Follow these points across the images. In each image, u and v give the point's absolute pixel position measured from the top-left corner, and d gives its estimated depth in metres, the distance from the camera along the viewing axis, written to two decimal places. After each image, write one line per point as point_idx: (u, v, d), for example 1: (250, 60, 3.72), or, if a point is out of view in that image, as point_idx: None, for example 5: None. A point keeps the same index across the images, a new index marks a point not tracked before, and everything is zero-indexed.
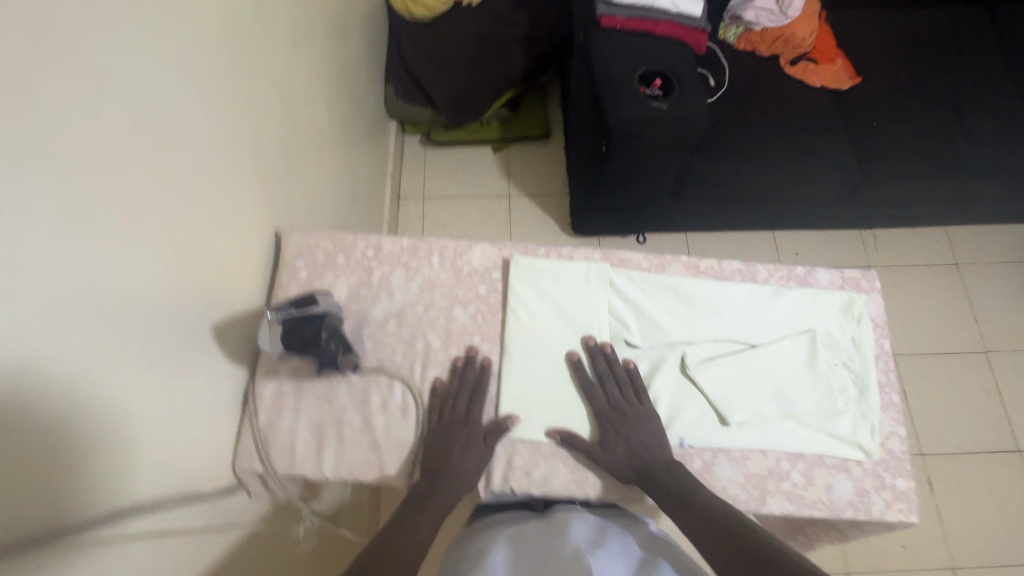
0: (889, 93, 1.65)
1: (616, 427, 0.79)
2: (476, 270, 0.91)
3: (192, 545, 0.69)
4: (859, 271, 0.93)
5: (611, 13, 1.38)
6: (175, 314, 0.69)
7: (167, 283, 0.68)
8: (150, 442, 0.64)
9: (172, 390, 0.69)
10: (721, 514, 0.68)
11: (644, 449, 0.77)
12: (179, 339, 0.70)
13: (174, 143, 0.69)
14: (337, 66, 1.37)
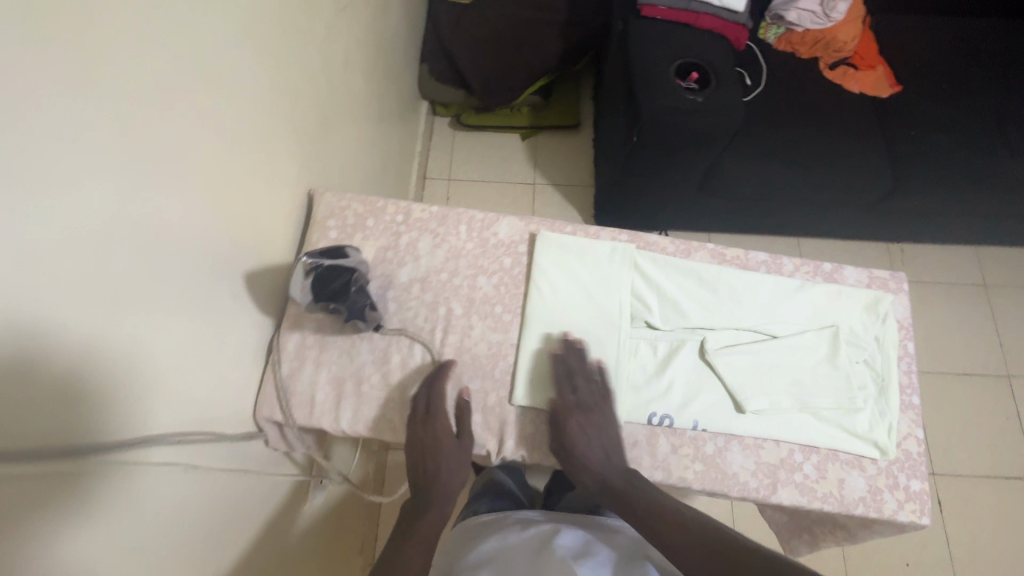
0: (929, 103, 1.62)
1: (575, 435, 0.78)
2: (502, 242, 0.92)
3: (190, 482, 0.68)
4: (887, 272, 0.92)
5: (653, 3, 1.38)
6: (206, 257, 0.71)
7: (201, 227, 0.69)
8: (160, 371, 0.63)
9: (197, 331, 0.70)
10: (687, 524, 0.70)
11: (600, 458, 0.78)
12: (210, 282, 0.72)
13: (215, 90, 0.70)
14: (376, 39, 1.39)
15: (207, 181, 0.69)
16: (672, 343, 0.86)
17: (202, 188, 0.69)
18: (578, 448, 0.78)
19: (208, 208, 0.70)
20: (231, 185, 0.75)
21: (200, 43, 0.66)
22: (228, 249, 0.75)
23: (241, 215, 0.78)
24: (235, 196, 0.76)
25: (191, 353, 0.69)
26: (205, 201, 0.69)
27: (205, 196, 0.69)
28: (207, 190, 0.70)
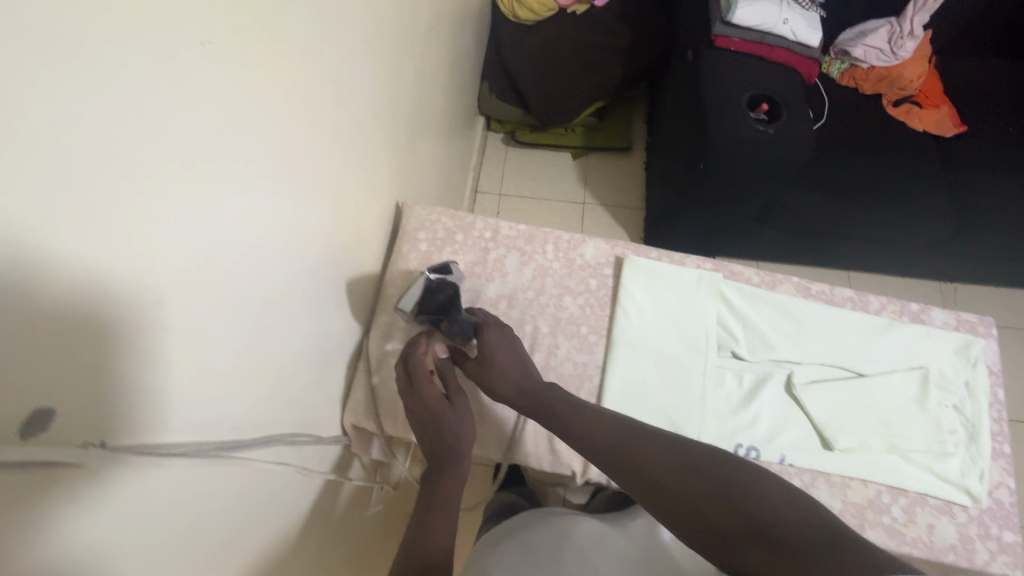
0: (996, 145, 1.60)
1: (486, 350, 0.76)
2: (588, 264, 0.93)
3: (263, 487, 0.63)
4: (975, 316, 0.91)
5: (727, 34, 1.39)
6: (313, 262, 0.73)
7: (313, 233, 0.71)
8: (251, 368, 0.59)
9: (300, 334, 0.72)
10: (600, 429, 0.69)
11: (516, 369, 0.76)
12: (313, 286, 0.74)
13: (332, 102, 0.72)
14: (452, 56, 1.43)
15: (320, 189, 0.72)
16: (759, 375, 0.86)
17: (316, 195, 0.71)
18: (494, 362, 0.76)
19: (318, 216, 0.72)
20: (338, 193, 0.78)
21: (328, 58, 0.68)
22: (329, 254, 0.78)
23: (342, 223, 0.80)
24: (339, 204, 0.78)
25: (294, 354, 0.70)
26: (317, 209, 0.72)
27: (318, 204, 0.72)
28: (319, 197, 0.72)
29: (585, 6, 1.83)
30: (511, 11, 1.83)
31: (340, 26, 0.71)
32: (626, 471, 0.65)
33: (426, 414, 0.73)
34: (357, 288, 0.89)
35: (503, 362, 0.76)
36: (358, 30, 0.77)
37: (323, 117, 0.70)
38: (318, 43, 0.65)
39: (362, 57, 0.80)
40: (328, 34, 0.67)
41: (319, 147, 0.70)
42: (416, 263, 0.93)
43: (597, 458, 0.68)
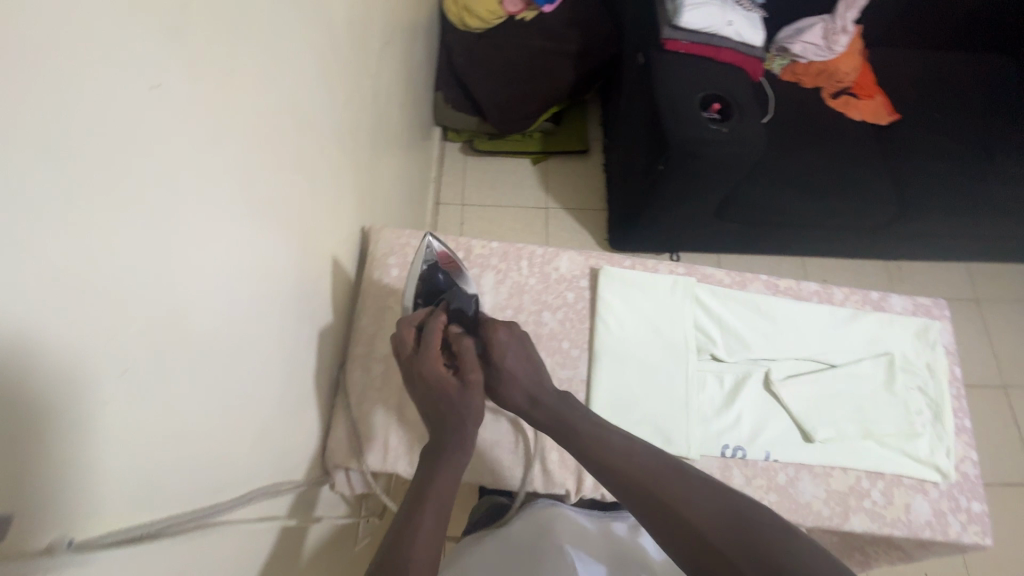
0: (926, 131, 1.71)
1: (497, 349, 0.76)
2: (564, 277, 0.93)
3: (237, 546, 0.59)
4: (929, 299, 0.96)
5: (675, 37, 1.42)
6: (282, 300, 0.69)
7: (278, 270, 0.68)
8: (213, 433, 0.54)
9: (272, 377, 0.68)
10: (626, 457, 0.66)
11: (525, 371, 0.75)
12: (282, 325, 0.70)
13: (290, 131, 0.69)
14: (405, 70, 1.39)
15: (283, 223, 0.68)
16: (738, 375, 0.88)
17: (280, 229, 0.67)
18: (505, 361, 0.75)
19: (281, 251, 0.68)
20: (302, 224, 0.74)
21: (282, 86, 0.65)
22: (297, 289, 0.74)
23: (308, 255, 0.77)
24: (303, 236, 0.75)
25: (268, 398, 0.67)
26: (281, 244, 0.68)
27: (282, 239, 0.68)
28: (280, 231, 0.68)
29: (533, 12, 1.82)
30: (459, 20, 1.82)
31: (292, 52, 0.67)
32: (656, 509, 0.60)
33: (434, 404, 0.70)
34: (329, 320, 0.86)
35: (513, 362, 0.75)
36: (311, 54, 0.73)
37: (281, 148, 0.66)
38: (271, 72, 0.62)
39: (316, 81, 0.76)
40: (280, 61, 0.64)
41: (280, 179, 0.66)
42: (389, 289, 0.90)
43: (622, 488, 0.64)
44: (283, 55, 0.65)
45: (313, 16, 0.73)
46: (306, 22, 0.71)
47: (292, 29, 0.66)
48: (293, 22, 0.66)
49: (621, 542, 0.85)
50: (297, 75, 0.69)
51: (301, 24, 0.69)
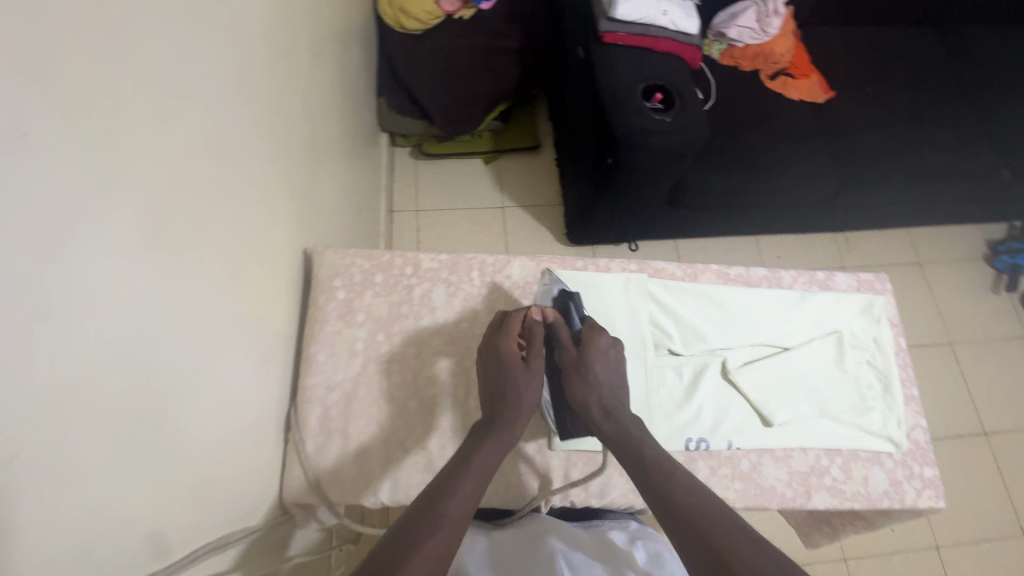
0: (861, 105, 1.76)
1: (595, 351, 0.78)
2: (517, 284, 0.92)
3: None
4: (871, 274, 0.99)
5: (614, 30, 1.41)
6: (217, 339, 0.66)
7: (202, 309, 0.63)
8: (143, 493, 0.51)
9: (209, 421, 0.63)
10: (686, 486, 0.65)
11: (610, 383, 0.78)
12: (217, 367, 0.65)
13: (208, 160, 0.64)
14: (341, 79, 1.34)
15: (205, 258, 0.64)
16: (697, 367, 0.88)
17: (203, 265, 0.63)
18: (597, 369, 0.77)
19: (205, 288, 0.63)
20: (231, 257, 0.70)
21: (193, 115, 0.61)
22: (234, 325, 0.70)
23: (241, 287, 0.73)
24: (234, 269, 0.71)
25: (203, 447, 0.62)
26: (205, 282, 0.63)
27: (206, 275, 0.64)
28: (202, 267, 0.63)
29: (471, 10, 1.77)
30: (395, 21, 1.76)
31: (198, 76, 0.63)
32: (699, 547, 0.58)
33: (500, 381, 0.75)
34: (273, 351, 0.82)
35: (603, 372, 0.78)
36: (223, 75, 0.69)
37: (198, 181, 0.62)
38: (174, 100, 0.57)
39: (233, 103, 0.72)
40: (187, 88, 0.60)
41: (200, 214, 0.62)
42: (337, 313, 0.87)
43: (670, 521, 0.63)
44: (189, 82, 0.60)
45: (222, 35, 0.69)
46: (213, 43, 0.66)
47: (194, 51, 0.62)
48: (194, 44, 0.62)
49: (613, 550, 0.79)
50: (208, 97, 0.65)
51: (207, 46, 0.65)
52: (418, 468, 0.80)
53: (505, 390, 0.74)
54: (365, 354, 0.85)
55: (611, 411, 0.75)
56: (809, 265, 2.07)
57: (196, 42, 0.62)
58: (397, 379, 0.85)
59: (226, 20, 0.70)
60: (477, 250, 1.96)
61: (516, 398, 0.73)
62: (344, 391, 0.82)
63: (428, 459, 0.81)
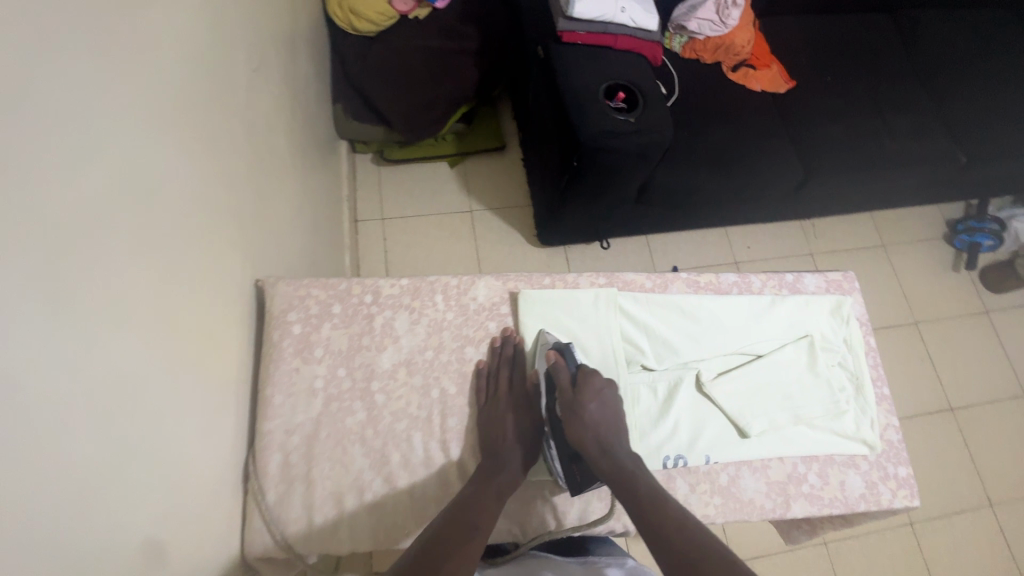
0: (821, 94, 1.77)
1: (590, 391, 0.76)
2: (482, 306, 0.88)
3: None
4: (839, 273, 0.99)
5: (571, 29, 1.38)
6: (152, 396, 0.60)
7: (129, 370, 0.57)
8: None
9: (149, 488, 0.58)
10: (688, 530, 0.62)
11: (608, 421, 0.75)
12: (150, 428, 0.59)
13: (121, 202, 0.58)
14: (289, 91, 1.27)
15: (127, 311, 0.58)
16: (670, 382, 0.86)
17: (123, 320, 0.57)
18: (590, 409, 0.74)
19: (128, 344, 0.57)
20: (162, 304, 0.64)
21: (94, 154, 0.55)
22: (172, 378, 0.65)
23: (180, 335, 0.67)
24: (169, 317, 0.65)
25: (144, 519, 0.57)
26: (126, 338, 0.57)
27: (129, 330, 0.58)
28: (121, 322, 0.57)
29: (426, 10, 1.73)
30: (348, 24, 1.72)
31: (98, 111, 0.56)
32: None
33: (495, 412, 0.79)
34: (224, 397, 0.76)
35: (598, 412, 0.75)
36: (135, 106, 0.63)
37: (107, 226, 0.56)
38: (66, 144, 0.51)
39: (153, 136, 0.66)
40: (84, 126, 0.54)
41: (117, 266, 0.57)
42: (293, 349, 0.81)
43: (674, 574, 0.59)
44: (86, 119, 0.54)
45: (134, 65, 0.63)
46: (116, 72, 0.60)
47: (91, 84, 0.56)
48: (93, 78, 0.56)
49: None
50: (114, 134, 0.58)
51: (107, 77, 0.58)
52: (388, 510, 0.76)
53: (500, 422, 0.78)
54: (325, 392, 0.80)
55: (607, 450, 0.72)
56: (779, 253, 2.08)
57: (93, 73, 0.56)
58: (361, 416, 0.80)
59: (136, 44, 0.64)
60: (447, 257, 1.91)
61: (513, 427, 0.78)
62: (304, 433, 0.78)
63: (398, 500, 0.77)
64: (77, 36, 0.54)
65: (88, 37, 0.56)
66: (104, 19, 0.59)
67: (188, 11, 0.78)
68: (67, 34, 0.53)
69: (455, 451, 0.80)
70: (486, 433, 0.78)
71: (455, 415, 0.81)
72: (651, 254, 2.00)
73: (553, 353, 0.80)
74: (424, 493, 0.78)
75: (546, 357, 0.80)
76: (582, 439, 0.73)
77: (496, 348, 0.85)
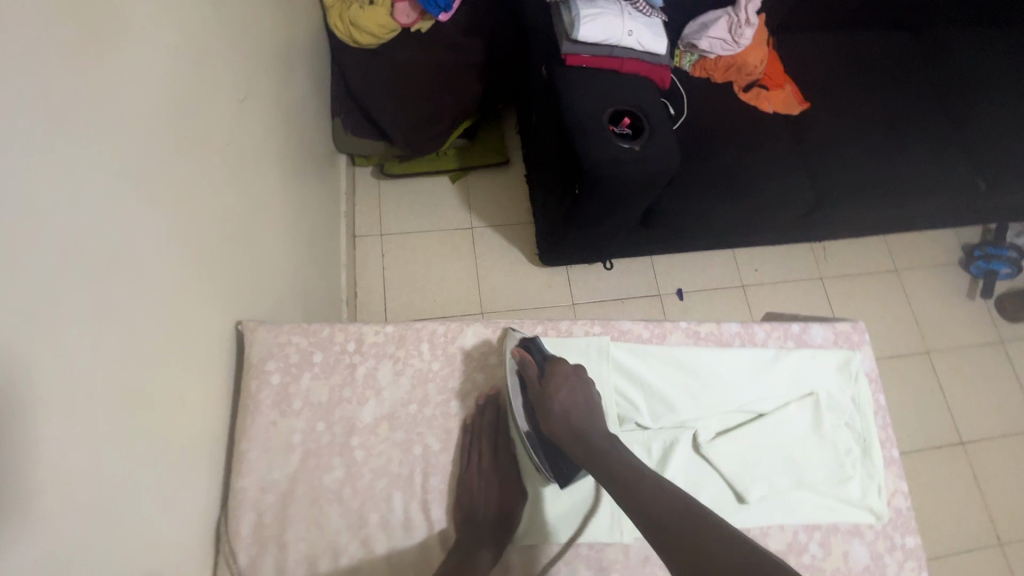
0: (835, 116, 1.71)
1: (557, 379, 0.79)
2: (471, 356, 0.86)
3: None
4: (848, 324, 0.94)
5: (576, 51, 1.33)
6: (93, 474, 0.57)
7: (53, 454, 0.52)
8: None
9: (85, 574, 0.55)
10: (659, 492, 0.66)
11: (579, 403, 0.79)
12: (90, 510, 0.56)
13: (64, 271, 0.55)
14: (282, 113, 1.23)
15: (63, 389, 0.54)
16: (666, 442, 0.82)
17: (57, 399, 0.53)
18: (558, 398, 0.78)
19: (58, 425, 0.53)
20: (120, 369, 0.61)
21: (33, 225, 0.51)
22: (127, 448, 0.62)
23: (138, 399, 0.64)
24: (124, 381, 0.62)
25: None
26: (57, 417, 0.53)
27: (67, 409, 0.54)
28: (48, 403, 0.52)
29: (428, 23, 1.66)
30: (348, 37, 1.67)
31: (51, 177, 0.53)
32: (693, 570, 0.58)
33: (479, 480, 0.79)
34: (194, 455, 0.74)
35: (566, 399, 0.78)
36: (100, 166, 0.60)
37: (39, 301, 0.52)
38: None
39: (118, 192, 0.63)
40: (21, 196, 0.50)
41: (54, 341, 0.53)
42: (271, 402, 0.79)
43: (655, 537, 0.62)
44: (27, 188, 0.51)
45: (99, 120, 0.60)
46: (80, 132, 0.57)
47: (41, 150, 0.52)
48: (44, 141, 0.53)
49: None
50: (70, 199, 0.56)
51: (65, 138, 0.55)
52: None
53: (483, 493, 0.78)
54: (302, 448, 0.78)
55: (580, 435, 0.76)
56: (788, 276, 2.02)
57: (46, 137, 0.53)
58: (339, 473, 0.78)
59: (104, 99, 0.61)
60: (445, 274, 1.87)
61: (496, 499, 0.78)
62: (279, 492, 0.76)
63: (374, 564, 0.75)
64: (29, 101, 0.51)
65: (44, 101, 0.53)
66: (69, 79, 0.56)
67: (168, 50, 0.74)
68: (17, 102, 0.50)
69: (437, 513, 0.78)
70: (466, 500, 0.78)
71: (437, 474, 0.80)
72: (656, 274, 1.96)
73: (520, 350, 0.84)
74: (402, 557, 0.76)
75: (513, 356, 0.84)
76: (555, 427, 0.77)
77: (480, 406, 0.83)
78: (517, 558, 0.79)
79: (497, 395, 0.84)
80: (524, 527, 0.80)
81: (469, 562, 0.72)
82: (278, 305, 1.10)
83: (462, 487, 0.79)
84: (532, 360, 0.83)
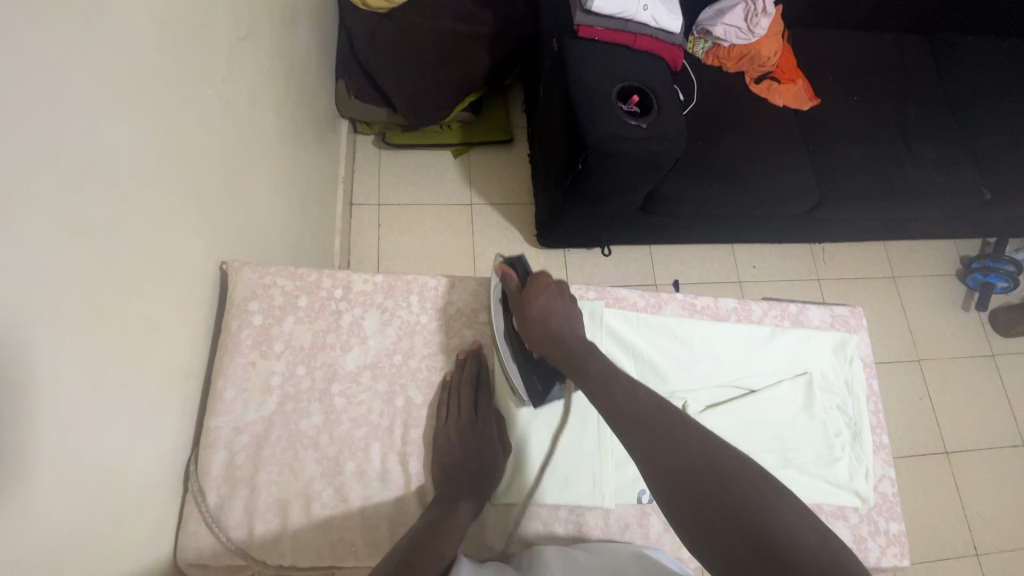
0: (844, 114, 1.69)
1: (536, 288, 0.80)
2: (462, 311, 0.88)
3: None
4: (846, 309, 0.93)
5: (589, 23, 1.30)
6: (69, 400, 0.55)
7: (31, 369, 0.51)
8: None
9: (53, 493, 0.53)
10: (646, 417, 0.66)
11: (560, 314, 0.79)
12: (63, 435, 0.54)
13: (50, 185, 0.53)
14: (284, 65, 1.21)
15: (38, 305, 0.51)
16: None
17: (28, 313, 0.50)
18: (535, 303, 0.78)
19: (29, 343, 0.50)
20: (96, 292, 0.59)
21: (13, 127, 0.48)
22: (111, 370, 0.61)
23: (122, 323, 0.63)
24: (105, 310, 0.60)
25: (56, 522, 0.53)
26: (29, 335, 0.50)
27: (41, 325, 0.52)
28: (31, 317, 0.50)
29: None
30: None
31: (47, 88, 0.52)
32: (662, 469, 0.59)
33: (457, 432, 0.78)
34: (173, 392, 0.73)
35: (544, 306, 0.78)
36: (100, 85, 0.59)
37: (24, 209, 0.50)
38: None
39: (108, 111, 0.60)
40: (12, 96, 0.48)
41: (35, 251, 0.51)
42: (252, 342, 0.80)
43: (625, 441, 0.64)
44: (11, 88, 0.48)
45: (103, 33, 0.59)
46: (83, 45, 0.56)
47: (32, 55, 0.50)
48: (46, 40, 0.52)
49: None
50: (64, 102, 0.54)
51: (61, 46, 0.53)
52: (335, 524, 0.75)
53: (457, 443, 0.77)
54: (280, 391, 0.80)
55: (558, 337, 0.76)
56: (784, 277, 2.01)
57: (49, 46, 0.52)
58: (317, 420, 0.80)
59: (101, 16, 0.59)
60: (439, 250, 1.84)
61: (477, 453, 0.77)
62: (254, 433, 0.77)
63: (347, 512, 0.76)
64: None
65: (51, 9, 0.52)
66: None
67: None
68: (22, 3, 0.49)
69: (414, 467, 0.79)
70: (445, 452, 0.77)
71: (417, 427, 0.81)
72: (652, 265, 1.94)
73: (502, 266, 0.85)
74: (376, 510, 0.76)
75: (496, 271, 0.85)
76: (536, 342, 0.78)
77: (462, 359, 0.85)
78: (493, 517, 0.78)
79: (477, 351, 0.86)
80: (504, 486, 0.79)
81: (450, 512, 0.71)
82: (265, 257, 1.08)
83: (440, 437, 0.78)
84: (512, 273, 0.84)
